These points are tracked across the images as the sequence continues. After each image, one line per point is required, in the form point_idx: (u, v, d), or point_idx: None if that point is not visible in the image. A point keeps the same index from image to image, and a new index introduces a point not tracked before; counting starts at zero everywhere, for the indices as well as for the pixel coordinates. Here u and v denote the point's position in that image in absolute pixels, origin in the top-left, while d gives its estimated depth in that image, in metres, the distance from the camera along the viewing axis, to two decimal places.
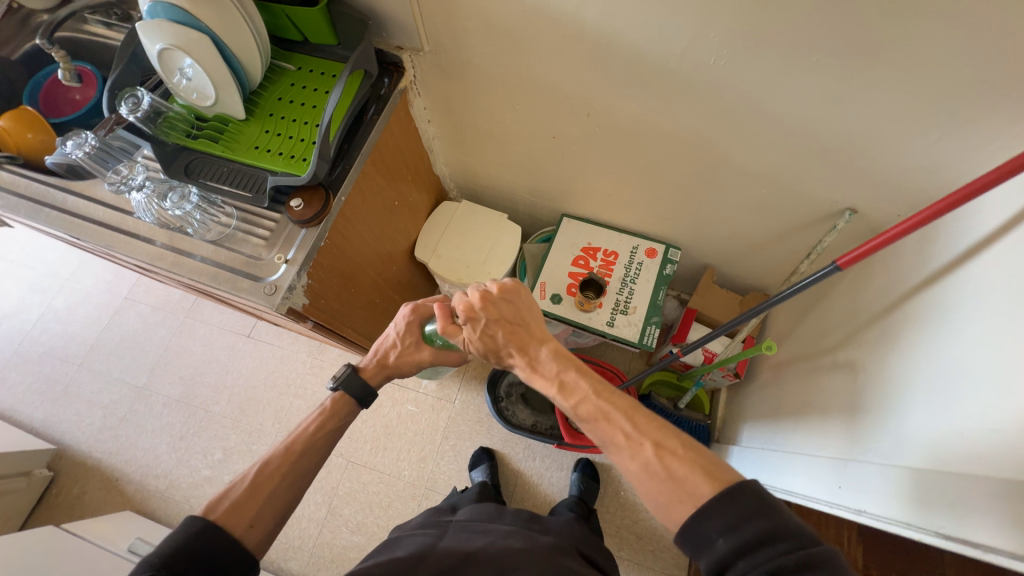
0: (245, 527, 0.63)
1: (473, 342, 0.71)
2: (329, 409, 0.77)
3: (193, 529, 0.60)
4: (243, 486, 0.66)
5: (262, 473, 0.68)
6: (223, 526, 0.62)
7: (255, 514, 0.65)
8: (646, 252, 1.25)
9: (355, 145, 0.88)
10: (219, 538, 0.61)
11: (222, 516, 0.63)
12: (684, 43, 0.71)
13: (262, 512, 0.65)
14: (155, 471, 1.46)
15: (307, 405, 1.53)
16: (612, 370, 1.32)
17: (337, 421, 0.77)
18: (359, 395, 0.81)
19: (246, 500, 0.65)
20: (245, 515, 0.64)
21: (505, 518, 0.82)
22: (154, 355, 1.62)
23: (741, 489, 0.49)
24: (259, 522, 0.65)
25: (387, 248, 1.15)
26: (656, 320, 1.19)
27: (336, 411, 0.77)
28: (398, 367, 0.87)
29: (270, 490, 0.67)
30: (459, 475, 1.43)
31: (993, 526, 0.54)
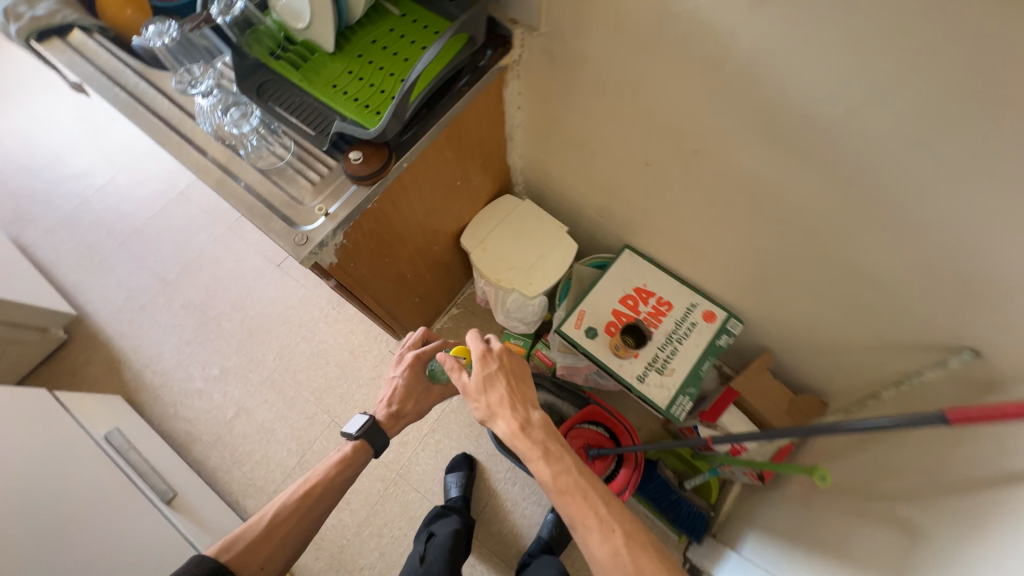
0: (254, 568, 0.77)
1: (477, 384, 0.84)
2: (344, 459, 0.91)
3: (208, 565, 0.72)
4: (256, 531, 0.79)
5: (277, 518, 0.82)
6: (234, 571, 0.75)
7: (263, 556, 0.78)
8: (703, 314, 1.12)
9: (435, 112, 0.80)
10: (229, 572, 0.73)
11: (235, 560, 0.76)
12: (845, 104, 0.58)
13: (271, 555, 0.79)
14: (154, 366, 1.49)
15: (311, 351, 1.51)
16: (625, 426, 1.19)
17: (348, 473, 0.90)
18: (376, 443, 0.95)
19: (258, 545, 0.79)
20: (256, 558, 0.78)
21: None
22: (188, 255, 1.64)
23: None
24: (267, 564, 0.79)
25: (434, 226, 1.08)
26: (690, 391, 1.06)
27: (348, 461, 0.91)
28: (413, 413, 1.02)
29: (280, 537, 0.81)
30: (433, 473, 1.37)
31: None
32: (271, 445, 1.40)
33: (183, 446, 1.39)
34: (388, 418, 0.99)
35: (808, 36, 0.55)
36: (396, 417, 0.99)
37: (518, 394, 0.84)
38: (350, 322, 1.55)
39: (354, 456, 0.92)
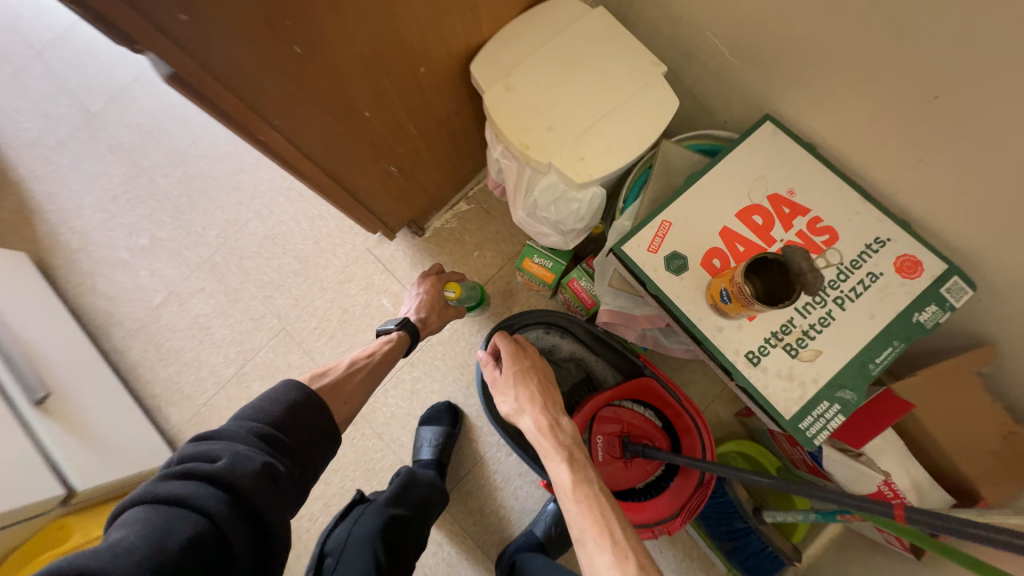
0: (340, 403, 0.68)
1: (512, 365, 0.68)
2: (398, 339, 0.80)
3: (294, 397, 0.59)
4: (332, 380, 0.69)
5: (346, 373, 0.71)
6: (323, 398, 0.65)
7: (347, 396, 0.70)
8: (900, 262, 0.59)
9: None
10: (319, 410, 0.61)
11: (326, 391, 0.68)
12: None
13: (352, 396, 0.70)
14: (72, 223, 1.14)
15: (264, 233, 1.11)
16: (694, 420, 0.73)
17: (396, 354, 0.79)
18: (409, 342, 0.82)
19: (341, 384, 0.70)
20: (341, 396, 0.69)
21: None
22: (119, 80, 1.20)
23: None
24: (351, 402, 0.70)
25: (418, 16, 0.56)
26: (846, 399, 0.57)
27: (403, 342, 0.81)
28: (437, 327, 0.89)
29: (356, 382, 0.72)
30: (404, 419, 1.01)
31: None
32: (204, 346, 1.07)
33: (100, 328, 1.09)
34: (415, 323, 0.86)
35: None
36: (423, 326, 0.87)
37: (545, 394, 0.65)
38: (319, 202, 1.11)
39: (399, 346, 0.80)
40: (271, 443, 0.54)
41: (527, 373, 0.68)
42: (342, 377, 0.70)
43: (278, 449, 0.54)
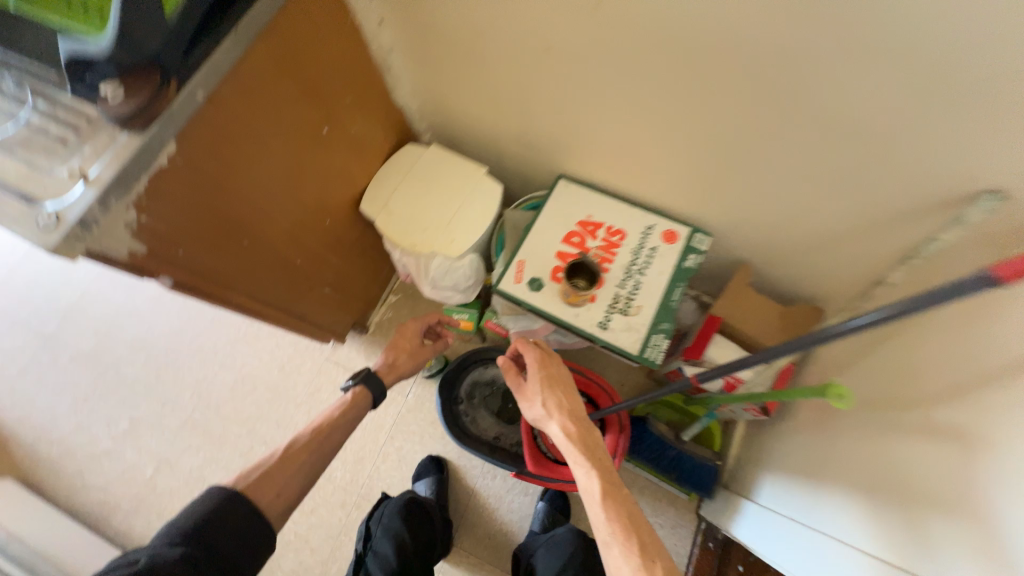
0: (272, 497, 0.68)
1: (535, 375, 0.78)
2: (349, 400, 0.82)
3: (218, 498, 0.63)
4: (273, 461, 0.71)
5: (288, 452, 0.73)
6: (251, 497, 0.66)
7: (280, 484, 0.69)
8: (664, 235, 0.94)
9: (227, 16, 0.57)
10: (235, 513, 0.63)
11: (249, 486, 0.67)
12: None
13: (287, 485, 0.70)
14: (49, 435, 1.24)
15: (234, 378, 1.28)
16: (601, 384, 1.01)
17: (356, 414, 0.82)
18: (370, 397, 0.84)
19: (272, 472, 0.70)
20: (271, 487, 0.68)
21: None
22: (68, 299, 1.37)
23: None
24: (285, 492, 0.69)
25: (317, 194, 0.86)
26: (666, 327, 0.88)
27: (354, 405, 0.82)
28: (406, 368, 0.94)
29: (297, 464, 0.72)
30: (400, 485, 1.17)
31: None
32: None
33: (99, 520, 1.17)
34: (381, 368, 0.91)
35: None
36: (392, 368, 0.92)
37: (578, 415, 0.74)
38: (274, 336, 1.32)
39: (360, 403, 0.83)
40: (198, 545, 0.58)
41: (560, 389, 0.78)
42: (278, 461, 0.71)
43: (205, 550, 0.58)
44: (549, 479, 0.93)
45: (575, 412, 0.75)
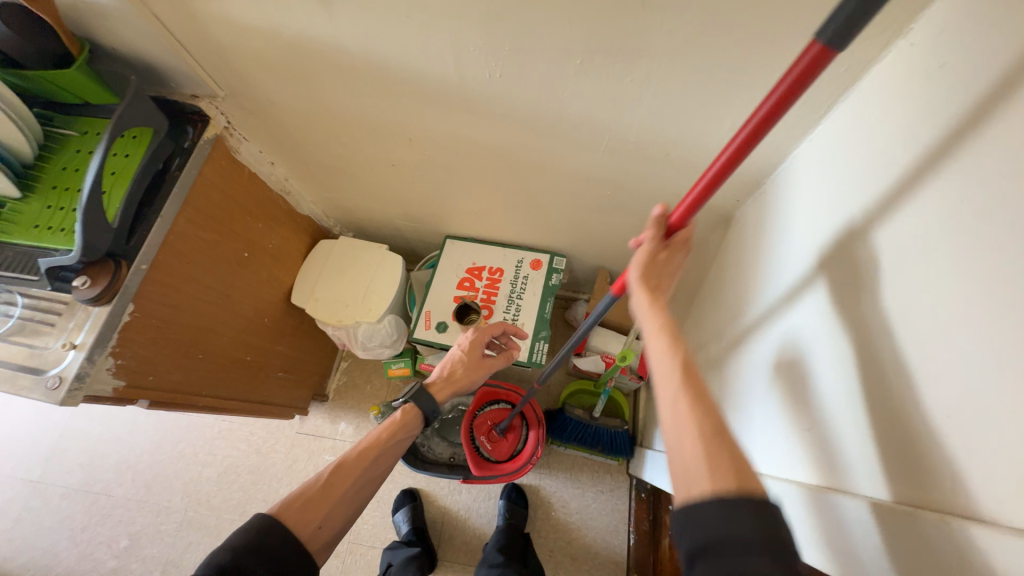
0: (313, 530, 0.64)
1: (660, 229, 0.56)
2: (400, 420, 0.81)
3: (265, 525, 0.61)
4: (316, 488, 0.68)
5: (333, 476, 0.70)
6: (295, 526, 0.63)
7: (321, 517, 0.66)
8: (531, 264, 1.21)
9: (154, 206, 0.81)
10: (286, 534, 0.61)
11: (291, 514, 0.64)
12: (453, 63, 0.65)
13: (331, 514, 0.67)
14: (55, 571, 1.36)
15: (218, 472, 1.44)
16: (516, 390, 1.26)
17: (401, 433, 0.79)
18: (424, 407, 0.84)
19: (315, 502, 0.67)
20: (313, 517, 0.65)
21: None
22: (49, 443, 1.50)
23: None
24: (326, 526, 0.66)
25: (252, 302, 1.09)
26: (545, 335, 1.14)
27: (406, 424, 0.81)
28: (463, 380, 0.92)
29: (338, 494, 0.69)
30: (382, 522, 1.36)
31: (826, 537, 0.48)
32: None
33: None
34: (436, 383, 0.89)
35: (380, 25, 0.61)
36: (446, 380, 0.90)
37: (662, 262, 0.57)
38: (247, 425, 1.50)
39: (415, 416, 0.82)
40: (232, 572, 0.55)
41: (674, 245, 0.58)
42: (324, 482, 0.69)
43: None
44: (493, 476, 1.14)
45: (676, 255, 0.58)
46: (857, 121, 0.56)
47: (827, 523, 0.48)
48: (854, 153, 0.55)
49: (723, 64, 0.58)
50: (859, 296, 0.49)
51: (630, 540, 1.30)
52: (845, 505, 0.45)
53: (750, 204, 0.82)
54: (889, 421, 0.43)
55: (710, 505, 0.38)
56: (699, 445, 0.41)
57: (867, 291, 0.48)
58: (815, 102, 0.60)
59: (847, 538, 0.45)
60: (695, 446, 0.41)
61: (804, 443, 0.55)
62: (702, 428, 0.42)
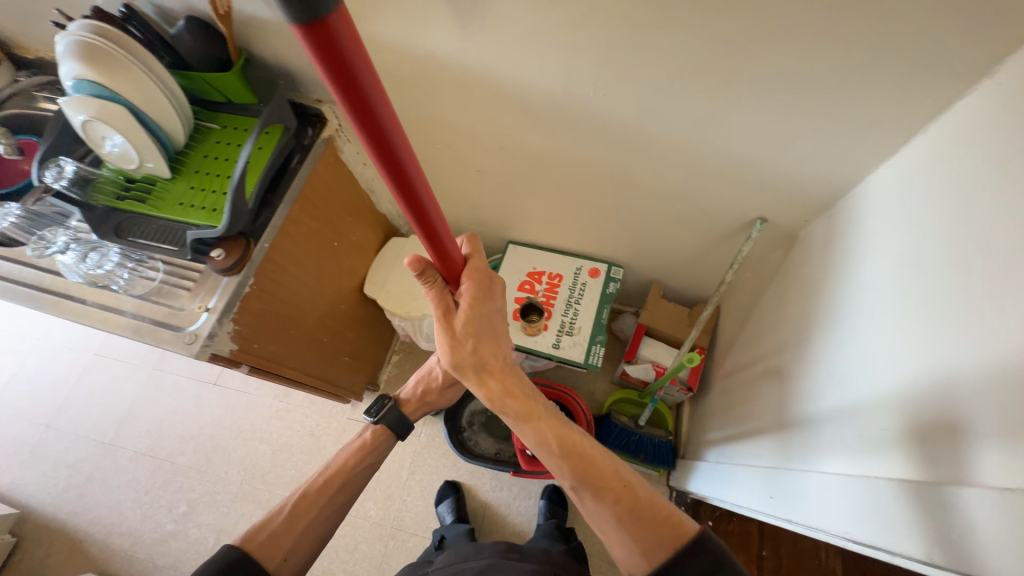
0: (278, 561, 0.72)
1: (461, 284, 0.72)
2: (369, 442, 0.91)
3: (233, 555, 0.68)
4: (280, 519, 0.76)
5: (298, 507, 0.79)
6: (261, 557, 0.71)
7: (287, 547, 0.74)
8: (589, 272, 1.27)
9: (278, 193, 0.92)
10: (255, 564, 0.69)
11: (257, 547, 0.72)
12: (563, 80, 0.76)
13: (293, 547, 0.75)
14: (119, 529, 1.45)
15: (273, 449, 1.53)
16: (567, 392, 1.31)
17: (368, 458, 0.89)
18: (398, 428, 0.96)
19: (279, 535, 0.75)
20: (279, 548, 0.74)
21: (481, 554, 0.89)
22: (122, 409, 1.62)
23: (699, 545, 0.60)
24: (292, 555, 0.75)
25: (334, 288, 1.19)
26: (601, 339, 1.20)
27: (378, 445, 0.92)
28: (437, 399, 1.05)
29: (304, 524, 0.78)
30: (425, 511, 1.41)
31: (889, 524, 0.52)
32: None
33: None
34: (409, 400, 1.02)
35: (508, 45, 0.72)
36: (419, 400, 1.03)
37: (484, 311, 0.74)
38: (303, 407, 1.58)
39: (386, 435, 0.94)
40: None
41: (480, 279, 0.73)
42: (289, 514, 0.78)
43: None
44: (542, 471, 1.20)
45: (481, 300, 0.74)
46: (934, 150, 0.63)
47: (907, 510, 0.50)
48: (933, 178, 0.62)
49: (808, 94, 0.66)
50: (951, 301, 0.53)
51: None
52: (927, 492, 0.48)
53: (819, 222, 0.87)
54: (982, 411, 0.46)
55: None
56: (627, 531, 0.65)
57: (944, 302, 0.54)
58: (892, 131, 0.67)
59: (927, 523, 0.47)
60: (631, 541, 0.64)
61: (876, 442, 0.60)
62: (620, 510, 0.66)
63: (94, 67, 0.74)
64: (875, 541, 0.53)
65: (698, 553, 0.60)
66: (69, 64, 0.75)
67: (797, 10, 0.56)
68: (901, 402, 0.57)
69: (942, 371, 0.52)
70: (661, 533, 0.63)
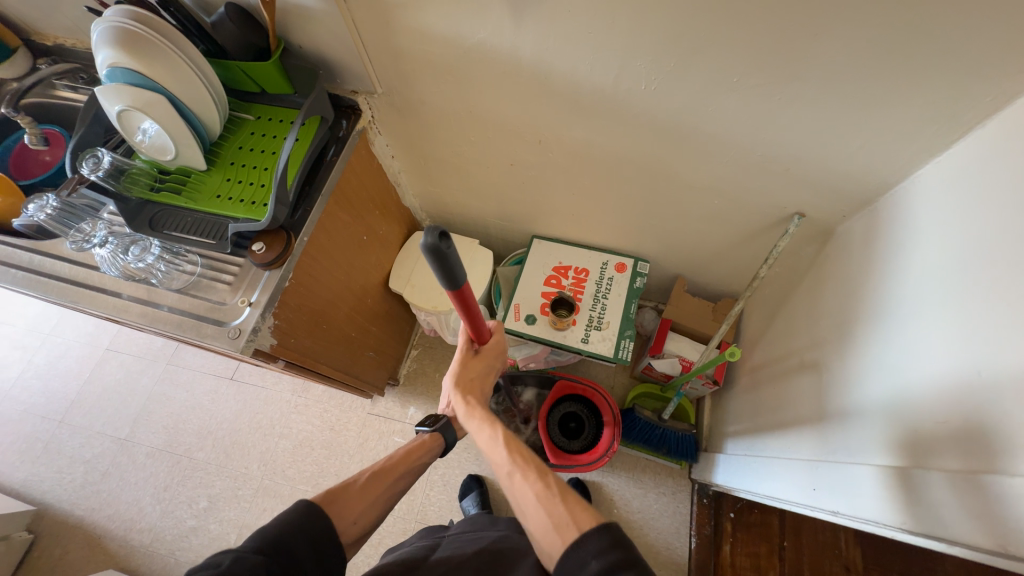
0: (348, 522, 0.67)
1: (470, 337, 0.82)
2: (424, 439, 0.86)
3: (310, 509, 0.63)
4: (352, 488, 0.70)
5: (368, 480, 0.73)
6: (332, 517, 0.65)
7: (358, 512, 0.69)
8: (616, 267, 1.27)
9: (315, 186, 0.91)
10: (329, 523, 0.64)
11: (333, 507, 0.67)
12: (614, 72, 0.76)
13: (362, 513, 0.70)
14: (138, 525, 1.43)
15: (293, 444, 1.52)
16: (593, 387, 1.31)
17: (429, 454, 0.84)
18: (446, 439, 0.88)
19: (354, 498, 0.70)
20: (351, 512, 0.68)
21: (498, 524, 0.87)
22: (137, 405, 1.60)
23: (606, 530, 0.55)
24: (360, 520, 0.69)
25: (362, 282, 1.18)
26: (630, 333, 1.19)
27: (431, 442, 0.86)
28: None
29: (375, 495, 0.73)
30: (449, 505, 1.41)
31: (962, 520, 0.52)
32: None
33: None
34: (456, 416, 0.95)
35: (560, 36, 0.72)
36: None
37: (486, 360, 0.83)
38: (322, 402, 1.57)
39: (438, 443, 0.86)
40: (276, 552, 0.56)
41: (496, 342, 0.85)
42: (363, 483, 0.72)
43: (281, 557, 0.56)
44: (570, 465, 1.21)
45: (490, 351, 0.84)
46: (986, 145, 0.64)
47: (980, 502, 0.50)
48: (987, 172, 0.62)
49: (865, 92, 0.67)
50: (1007, 295, 0.54)
51: (691, 544, 1.36)
52: (1002, 484, 0.49)
53: (858, 218, 0.87)
54: None
55: (567, 561, 0.54)
56: (546, 514, 0.60)
57: (1004, 294, 0.54)
58: (945, 130, 0.68)
59: (1009, 515, 0.47)
60: (549, 524, 0.59)
61: (928, 436, 0.60)
62: (541, 493, 0.62)
63: (130, 53, 0.71)
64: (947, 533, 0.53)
65: (600, 531, 0.54)
66: (103, 52, 0.72)
67: (865, 6, 0.56)
68: (953, 394, 0.58)
69: (1006, 365, 0.52)
70: (574, 511, 0.58)
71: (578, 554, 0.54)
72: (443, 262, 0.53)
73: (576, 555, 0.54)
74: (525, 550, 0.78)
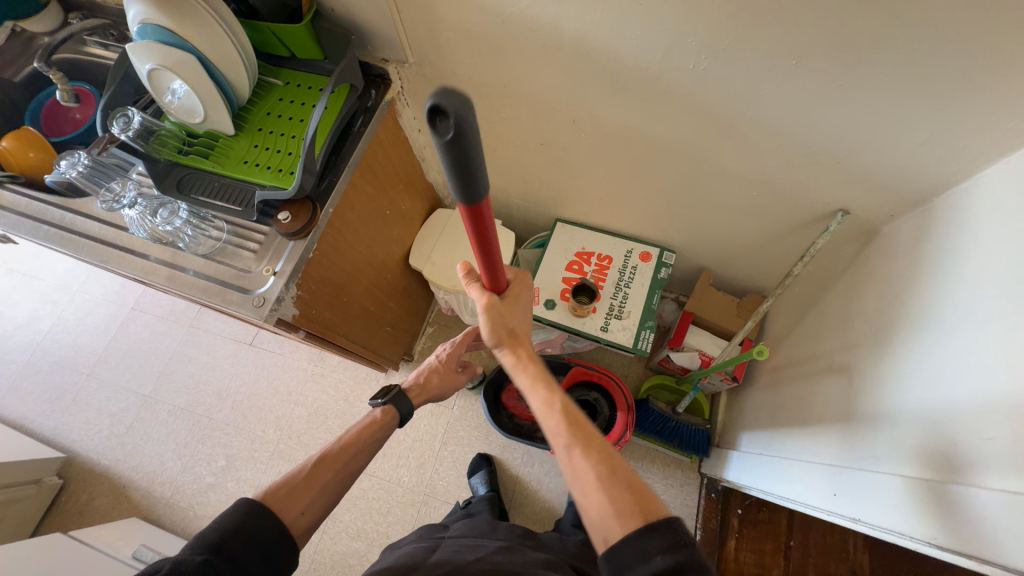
0: (297, 515, 0.67)
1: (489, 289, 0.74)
2: (378, 419, 0.85)
3: (250, 509, 0.63)
4: (298, 479, 0.70)
5: (316, 465, 0.73)
6: (278, 512, 0.65)
7: (306, 502, 0.69)
8: (641, 256, 1.23)
9: (342, 157, 0.90)
10: (273, 519, 0.63)
11: (277, 501, 0.66)
12: (661, 51, 0.72)
13: (311, 503, 0.69)
14: (160, 478, 1.49)
15: (309, 412, 1.55)
16: (609, 374, 1.30)
17: (380, 433, 0.83)
18: (401, 412, 0.88)
19: (299, 489, 0.69)
20: (297, 503, 0.68)
21: (497, 534, 0.89)
22: (160, 364, 1.65)
23: (666, 527, 0.53)
24: (309, 510, 0.69)
25: (382, 256, 1.16)
26: (650, 324, 1.17)
27: (384, 423, 0.85)
28: (437, 389, 0.97)
29: (322, 483, 0.72)
30: (457, 481, 1.43)
31: (1001, 542, 0.50)
32: None
33: None
34: (411, 388, 0.94)
35: (607, 7, 0.68)
36: (421, 388, 0.95)
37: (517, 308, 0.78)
38: (338, 372, 1.60)
39: (393, 416, 0.87)
40: (220, 555, 0.57)
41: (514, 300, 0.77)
42: (308, 473, 0.71)
43: (227, 560, 0.57)
44: None
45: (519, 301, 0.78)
46: None
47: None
48: None
49: (939, 83, 0.61)
50: None
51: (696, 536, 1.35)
52: None
53: (908, 219, 0.83)
54: None
55: (623, 551, 0.53)
56: (605, 495, 0.58)
57: None
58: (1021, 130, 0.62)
59: None
60: (607, 507, 0.57)
61: (969, 453, 0.57)
62: (602, 475, 0.60)
63: (165, 11, 0.70)
64: (991, 554, 0.50)
65: (665, 526, 0.54)
66: (136, 8, 0.71)
67: None
68: (1000, 408, 0.54)
69: None
70: (640, 500, 0.57)
71: (641, 546, 0.53)
72: (457, 151, 0.39)
73: (638, 545, 0.53)
74: (526, 560, 0.80)
